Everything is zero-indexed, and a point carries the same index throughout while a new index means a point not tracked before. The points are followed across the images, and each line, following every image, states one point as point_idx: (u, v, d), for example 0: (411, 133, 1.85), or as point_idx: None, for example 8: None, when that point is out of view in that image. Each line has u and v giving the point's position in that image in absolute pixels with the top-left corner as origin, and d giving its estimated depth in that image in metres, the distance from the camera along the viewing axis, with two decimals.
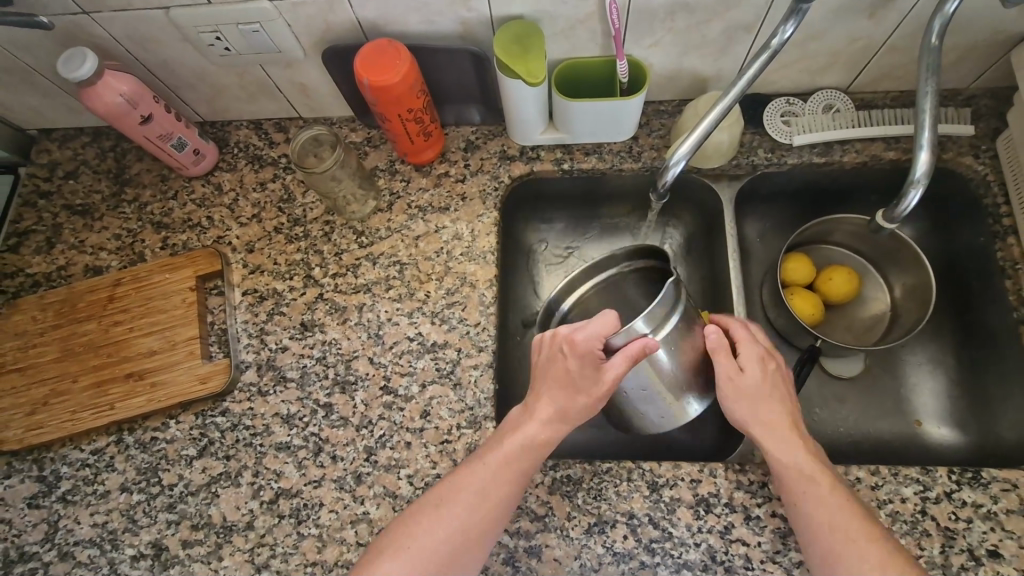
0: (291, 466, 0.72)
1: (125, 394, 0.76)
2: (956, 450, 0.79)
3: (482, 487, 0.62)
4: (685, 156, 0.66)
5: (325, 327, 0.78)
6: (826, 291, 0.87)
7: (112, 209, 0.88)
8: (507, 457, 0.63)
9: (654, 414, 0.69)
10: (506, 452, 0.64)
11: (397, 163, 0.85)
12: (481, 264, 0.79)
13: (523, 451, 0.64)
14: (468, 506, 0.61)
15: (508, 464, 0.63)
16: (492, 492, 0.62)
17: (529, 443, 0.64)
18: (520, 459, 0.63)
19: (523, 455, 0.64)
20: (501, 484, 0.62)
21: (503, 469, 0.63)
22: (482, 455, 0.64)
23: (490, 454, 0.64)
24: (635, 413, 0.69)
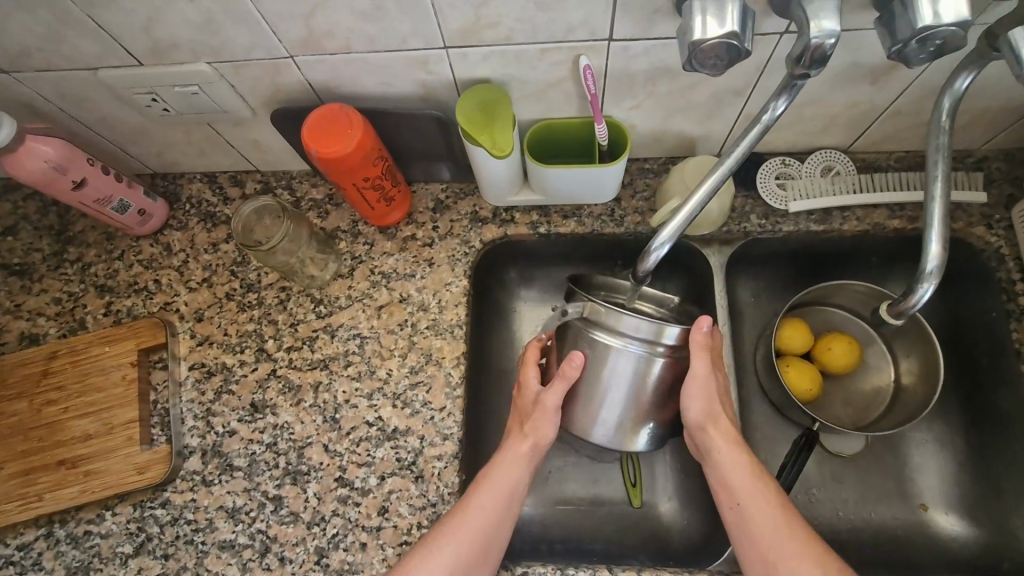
0: (234, 568, 0.66)
1: (55, 483, 0.69)
2: (965, 544, 0.73)
3: (468, 540, 0.59)
4: (669, 239, 0.58)
5: (277, 409, 0.72)
6: (825, 363, 0.80)
7: (52, 269, 0.81)
8: (496, 503, 0.61)
9: (604, 418, 0.64)
10: (497, 495, 0.62)
11: (361, 224, 0.78)
12: (448, 340, 0.72)
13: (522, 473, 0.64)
14: (455, 556, 0.58)
15: (500, 506, 0.62)
16: (479, 543, 0.59)
17: (511, 488, 0.63)
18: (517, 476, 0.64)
19: (513, 498, 0.63)
20: (495, 530, 0.61)
21: (495, 517, 0.61)
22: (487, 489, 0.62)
23: (479, 503, 0.61)
24: (583, 418, 0.65)
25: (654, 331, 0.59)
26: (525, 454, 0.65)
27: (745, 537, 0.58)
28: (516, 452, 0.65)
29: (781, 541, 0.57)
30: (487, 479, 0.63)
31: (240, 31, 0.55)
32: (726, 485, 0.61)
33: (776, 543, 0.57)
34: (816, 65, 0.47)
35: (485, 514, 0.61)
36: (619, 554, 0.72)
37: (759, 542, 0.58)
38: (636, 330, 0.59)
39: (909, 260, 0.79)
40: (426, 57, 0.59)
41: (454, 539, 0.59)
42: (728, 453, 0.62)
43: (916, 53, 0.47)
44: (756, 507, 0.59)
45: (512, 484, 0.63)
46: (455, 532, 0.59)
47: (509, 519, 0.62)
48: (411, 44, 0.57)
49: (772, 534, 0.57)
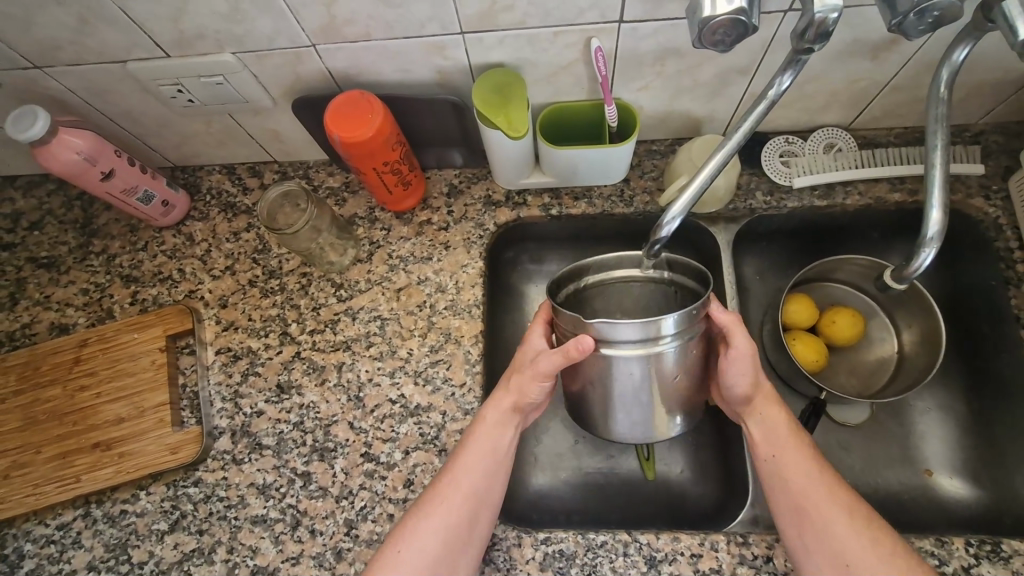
0: (267, 541, 0.68)
1: (91, 465, 0.71)
2: (970, 505, 0.76)
3: (463, 497, 0.62)
4: (681, 212, 0.61)
5: (302, 389, 0.74)
6: (831, 336, 0.83)
7: (79, 262, 0.84)
8: (482, 460, 0.64)
9: (632, 423, 0.64)
10: (484, 452, 0.64)
11: (377, 210, 0.81)
12: (466, 319, 0.75)
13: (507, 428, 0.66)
14: (450, 511, 0.61)
15: (487, 462, 0.64)
16: (470, 499, 0.62)
17: (499, 443, 0.65)
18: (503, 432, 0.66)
19: (499, 455, 0.65)
20: (483, 486, 0.63)
21: (484, 472, 0.64)
22: (478, 446, 0.64)
23: (468, 461, 0.64)
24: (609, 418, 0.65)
25: (654, 330, 0.57)
26: (505, 410, 0.66)
27: (776, 484, 0.62)
28: (498, 408, 0.66)
29: (817, 494, 0.60)
30: (471, 438, 0.65)
31: (264, 20, 0.58)
32: (765, 442, 0.64)
33: (807, 491, 0.60)
34: (820, 39, 0.50)
35: (473, 471, 0.63)
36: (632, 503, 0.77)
37: (794, 494, 0.61)
38: (637, 334, 0.57)
39: (908, 233, 0.82)
40: (442, 43, 0.61)
41: (446, 502, 0.62)
42: (770, 414, 0.65)
43: (915, 25, 0.49)
44: (794, 464, 0.62)
45: (492, 441, 0.65)
46: (448, 492, 0.62)
47: (498, 473, 0.64)
48: (428, 29, 0.59)
49: (805, 489, 0.60)
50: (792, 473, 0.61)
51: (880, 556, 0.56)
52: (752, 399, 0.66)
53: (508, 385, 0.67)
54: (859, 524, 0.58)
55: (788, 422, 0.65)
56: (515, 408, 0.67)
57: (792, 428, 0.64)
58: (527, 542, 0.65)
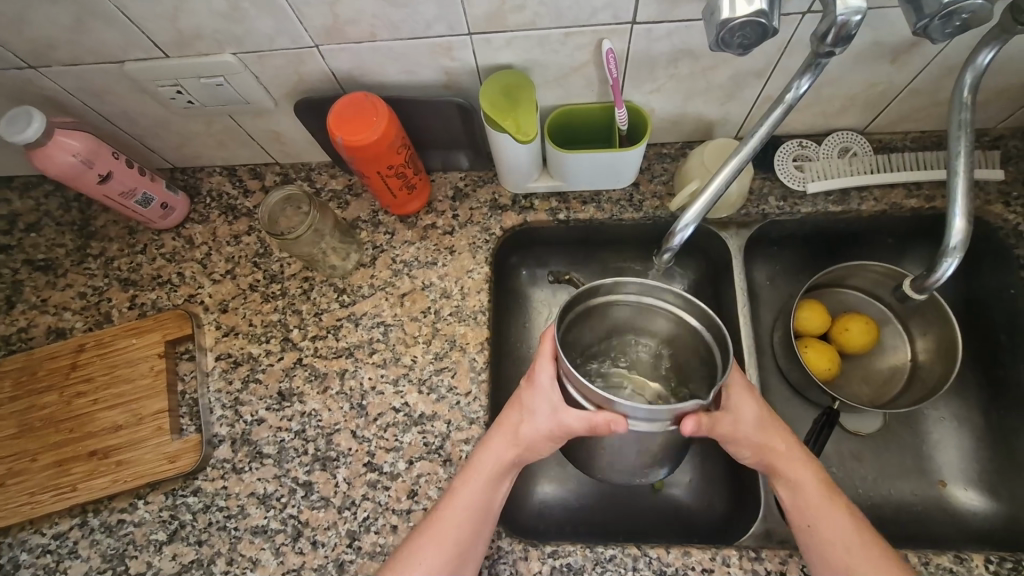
0: (267, 552, 0.67)
1: (88, 473, 0.70)
2: (985, 517, 0.75)
3: (445, 544, 0.59)
4: (694, 220, 0.62)
5: (304, 397, 0.73)
6: (843, 343, 0.82)
7: (77, 265, 0.82)
8: (468, 509, 0.61)
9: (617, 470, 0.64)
10: (474, 499, 0.61)
11: (381, 214, 0.79)
12: (471, 326, 0.73)
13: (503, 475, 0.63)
14: (433, 570, 0.58)
15: (475, 510, 0.61)
16: (452, 551, 0.59)
17: (490, 492, 0.62)
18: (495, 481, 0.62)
19: (490, 507, 0.62)
20: (473, 533, 0.60)
21: (470, 522, 0.60)
22: (469, 492, 0.61)
23: (456, 508, 0.61)
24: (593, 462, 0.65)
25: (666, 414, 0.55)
26: (507, 457, 0.63)
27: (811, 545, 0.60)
28: (496, 452, 0.63)
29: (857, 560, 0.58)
30: (462, 482, 0.62)
31: (265, 20, 0.56)
32: (798, 511, 0.61)
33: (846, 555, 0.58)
34: (842, 42, 0.48)
35: (459, 526, 0.60)
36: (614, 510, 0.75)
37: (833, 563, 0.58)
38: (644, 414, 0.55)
39: (923, 239, 0.80)
40: (449, 43, 0.59)
41: (428, 548, 0.59)
42: (801, 469, 0.62)
43: (941, 28, 0.47)
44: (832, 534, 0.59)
45: (482, 492, 0.61)
46: (429, 539, 0.60)
47: (486, 526, 0.61)
48: (434, 29, 0.57)
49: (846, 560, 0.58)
50: (829, 533, 0.59)
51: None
52: (773, 462, 0.62)
53: (513, 430, 0.63)
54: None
55: (816, 482, 0.62)
56: (513, 454, 0.63)
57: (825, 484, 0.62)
58: (534, 556, 0.64)
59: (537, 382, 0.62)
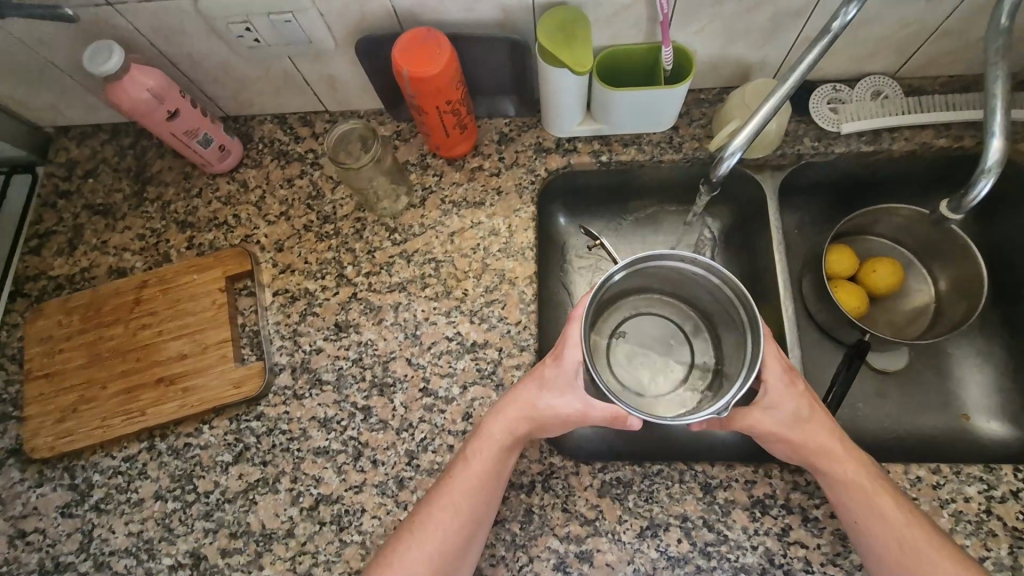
0: (330, 471, 0.70)
1: (156, 399, 0.73)
2: (1008, 446, 0.78)
3: (458, 511, 0.61)
4: (741, 147, 0.64)
5: (360, 327, 0.76)
6: (870, 285, 0.85)
7: (135, 209, 0.85)
8: (476, 478, 0.62)
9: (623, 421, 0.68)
10: (483, 467, 0.62)
11: (429, 157, 0.82)
12: (519, 261, 0.77)
13: (508, 447, 0.63)
14: (442, 536, 0.60)
15: (484, 481, 0.62)
16: (464, 519, 0.61)
17: (498, 463, 0.63)
18: (501, 452, 0.63)
19: (494, 480, 0.63)
20: (482, 502, 0.62)
21: (480, 490, 0.62)
22: (479, 463, 0.63)
23: (466, 476, 0.62)
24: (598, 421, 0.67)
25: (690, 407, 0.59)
26: (513, 428, 0.63)
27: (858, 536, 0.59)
28: (502, 424, 0.63)
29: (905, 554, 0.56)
30: (471, 454, 0.63)
31: None
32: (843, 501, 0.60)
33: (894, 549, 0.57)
34: None
35: (467, 494, 0.62)
36: (646, 451, 0.75)
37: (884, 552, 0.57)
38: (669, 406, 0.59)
39: (950, 183, 0.83)
40: None
41: (443, 514, 0.61)
42: (847, 463, 0.60)
43: None
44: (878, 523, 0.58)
45: (488, 462, 0.63)
46: (443, 509, 0.61)
47: (492, 497, 0.63)
48: None
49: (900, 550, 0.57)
50: (877, 526, 0.58)
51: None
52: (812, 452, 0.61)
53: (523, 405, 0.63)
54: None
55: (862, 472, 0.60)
56: (522, 426, 0.63)
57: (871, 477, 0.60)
58: (584, 471, 0.67)
59: (565, 360, 0.63)
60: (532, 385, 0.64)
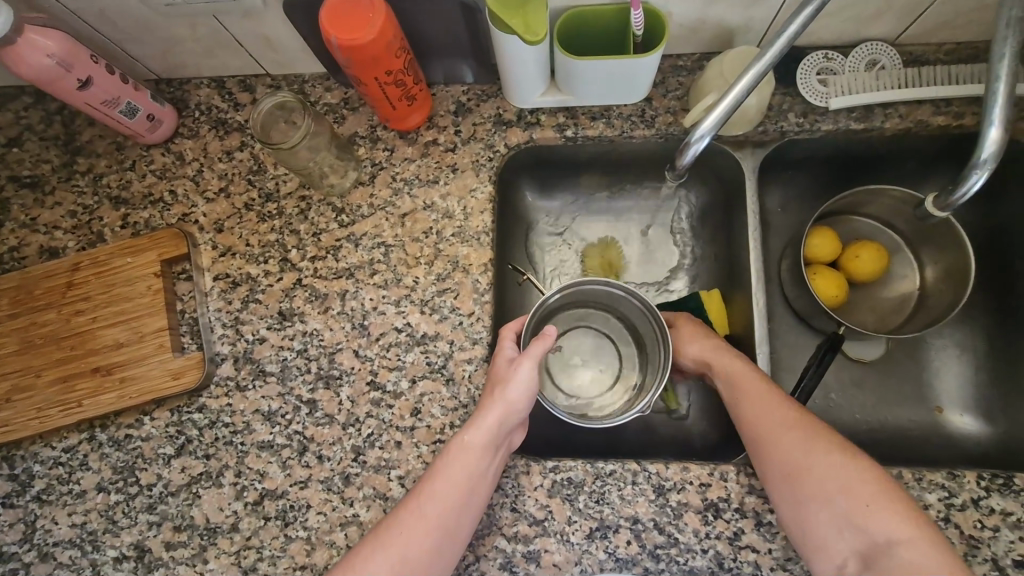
0: (274, 465, 0.68)
1: (92, 390, 0.70)
2: (979, 441, 0.76)
3: (430, 518, 0.59)
4: (709, 131, 0.58)
5: (305, 316, 0.72)
6: (852, 271, 0.80)
7: (64, 181, 0.79)
8: (452, 484, 0.60)
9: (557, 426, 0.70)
10: (458, 474, 0.60)
11: (379, 129, 0.75)
12: (474, 247, 0.71)
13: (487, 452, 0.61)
14: (412, 543, 0.58)
15: (457, 490, 0.60)
16: (437, 525, 0.58)
17: (475, 471, 0.60)
18: (479, 457, 0.60)
19: (472, 486, 0.60)
20: (457, 510, 0.59)
21: (456, 499, 0.59)
22: (452, 472, 0.60)
23: (442, 482, 0.60)
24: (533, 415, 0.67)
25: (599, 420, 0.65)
26: (491, 431, 0.61)
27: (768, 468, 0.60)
28: (480, 431, 0.61)
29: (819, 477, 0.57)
30: (446, 460, 0.61)
31: None
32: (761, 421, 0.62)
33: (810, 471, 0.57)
34: None
35: (441, 500, 0.59)
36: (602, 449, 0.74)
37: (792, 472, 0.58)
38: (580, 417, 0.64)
39: (945, 163, 0.77)
40: None
41: (413, 522, 0.59)
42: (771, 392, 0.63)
43: None
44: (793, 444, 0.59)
45: (464, 468, 0.60)
46: (414, 517, 0.59)
47: (471, 503, 0.60)
48: None
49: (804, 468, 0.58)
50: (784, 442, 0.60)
51: (892, 516, 0.54)
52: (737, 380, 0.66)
53: (495, 399, 0.62)
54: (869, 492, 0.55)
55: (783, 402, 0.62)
56: (501, 428, 0.62)
57: (780, 402, 0.62)
58: (535, 470, 0.65)
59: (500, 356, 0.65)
60: (492, 384, 0.64)
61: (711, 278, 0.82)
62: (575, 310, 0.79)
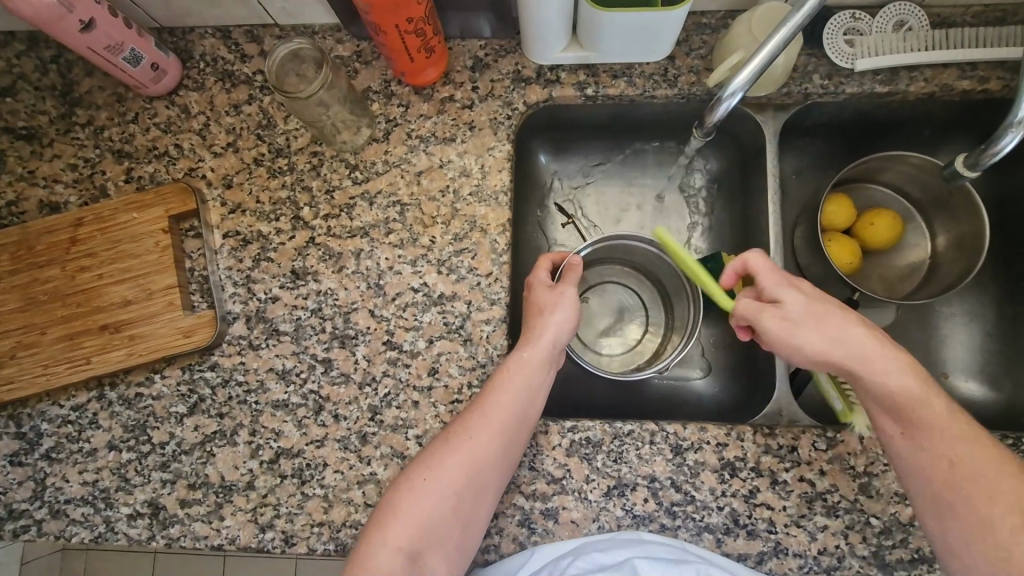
0: (290, 425, 0.68)
1: (100, 347, 0.68)
2: (984, 406, 0.77)
3: (487, 436, 0.59)
4: (742, 87, 0.56)
5: (319, 276, 0.70)
6: (866, 238, 0.80)
7: (63, 133, 0.76)
8: (510, 399, 0.60)
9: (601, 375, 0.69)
10: (512, 392, 0.60)
11: (393, 84, 0.73)
12: (492, 206, 0.70)
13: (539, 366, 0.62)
14: (472, 458, 0.59)
15: (512, 408, 0.60)
16: (498, 434, 0.59)
17: (529, 387, 0.61)
18: (533, 374, 0.62)
19: (530, 399, 0.61)
20: (513, 426, 0.60)
21: (512, 416, 0.60)
22: (511, 391, 0.60)
23: (498, 402, 0.60)
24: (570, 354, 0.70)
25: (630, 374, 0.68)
26: (546, 349, 0.63)
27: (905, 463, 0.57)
28: (532, 349, 0.62)
29: (947, 449, 0.55)
30: (505, 377, 0.61)
31: None
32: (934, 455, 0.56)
33: (955, 473, 0.55)
34: None
35: (500, 416, 0.60)
36: (613, 409, 0.75)
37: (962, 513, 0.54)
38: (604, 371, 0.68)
39: (964, 130, 0.77)
40: None
41: (473, 439, 0.59)
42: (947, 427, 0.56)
43: None
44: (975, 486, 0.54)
45: (517, 387, 0.61)
46: (473, 430, 0.60)
47: (527, 420, 0.61)
48: None
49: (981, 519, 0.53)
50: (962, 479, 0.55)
51: None
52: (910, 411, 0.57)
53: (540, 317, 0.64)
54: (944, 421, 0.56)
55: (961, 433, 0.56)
56: (553, 346, 0.63)
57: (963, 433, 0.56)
58: (553, 430, 0.65)
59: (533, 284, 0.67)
60: (531, 310, 0.65)
61: (726, 243, 0.81)
62: (602, 266, 0.81)
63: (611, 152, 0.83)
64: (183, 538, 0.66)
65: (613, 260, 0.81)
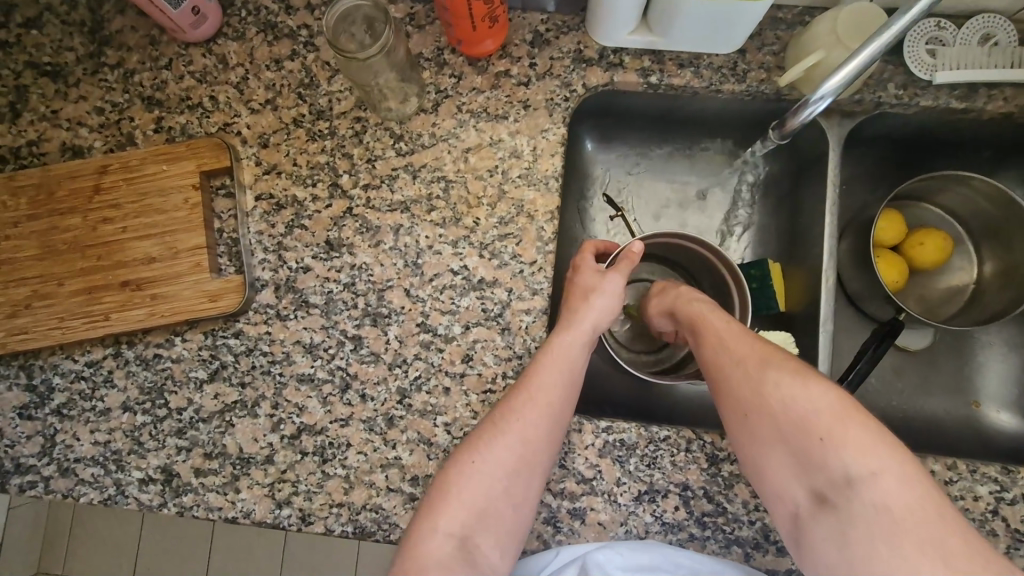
0: (314, 401, 0.65)
1: (120, 304, 0.65)
2: (1014, 438, 0.76)
3: (537, 416, 0.57)
4: (832, 92, 0.53)
5: (354, 248, 0.67)
6: (914, 258, 0.78)
7: (89, 74, 0.71)
8: (556, 376, 0.59)
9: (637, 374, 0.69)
10: (561, 373, 0.59)
11: (446, 52, 0.69)
12: (541, 192, 0.67)
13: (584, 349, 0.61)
14: (522, 441, 0.57)
15: (561, 387, 0.59)
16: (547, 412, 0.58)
17: (576, 364, 0.60)
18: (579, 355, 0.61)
19: (578, 377, 0.60)
20: (561, 405, 0.59)
21: (562, 396, 0.59)
22: (559, 369, 0.59)
23: (545, 385, 0.58)
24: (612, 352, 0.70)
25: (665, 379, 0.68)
26: (589, 331, 0.62)
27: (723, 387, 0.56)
28: (577, 331, 0.61)
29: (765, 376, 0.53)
30: (548, 357, 0.59)
31: None
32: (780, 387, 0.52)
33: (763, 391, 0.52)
34: None
35: (547, 396, 0.58)
36: (642, 410, 0.73)
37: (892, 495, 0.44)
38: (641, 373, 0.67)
39: None
40: None
41: (522, 420, 0.57)
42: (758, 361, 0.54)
43: None
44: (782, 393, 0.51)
45: (566, 371, 0.59)
46: (522, 413, 0.57)
47: (573, 398, 0.60)
48: None
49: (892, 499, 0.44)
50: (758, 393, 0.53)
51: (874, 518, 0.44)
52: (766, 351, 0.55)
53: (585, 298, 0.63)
54: (825, 413, 0.49)
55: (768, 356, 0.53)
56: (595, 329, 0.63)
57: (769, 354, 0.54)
58: (587, 429, 0.63)
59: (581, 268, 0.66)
60: (574, 296, 0.64)
61: (771, 249, 0.79)
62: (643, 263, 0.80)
63: (662, 146, 0.79)
64: (196, 507, 0.64)
65: (652, 256, 0.80)
